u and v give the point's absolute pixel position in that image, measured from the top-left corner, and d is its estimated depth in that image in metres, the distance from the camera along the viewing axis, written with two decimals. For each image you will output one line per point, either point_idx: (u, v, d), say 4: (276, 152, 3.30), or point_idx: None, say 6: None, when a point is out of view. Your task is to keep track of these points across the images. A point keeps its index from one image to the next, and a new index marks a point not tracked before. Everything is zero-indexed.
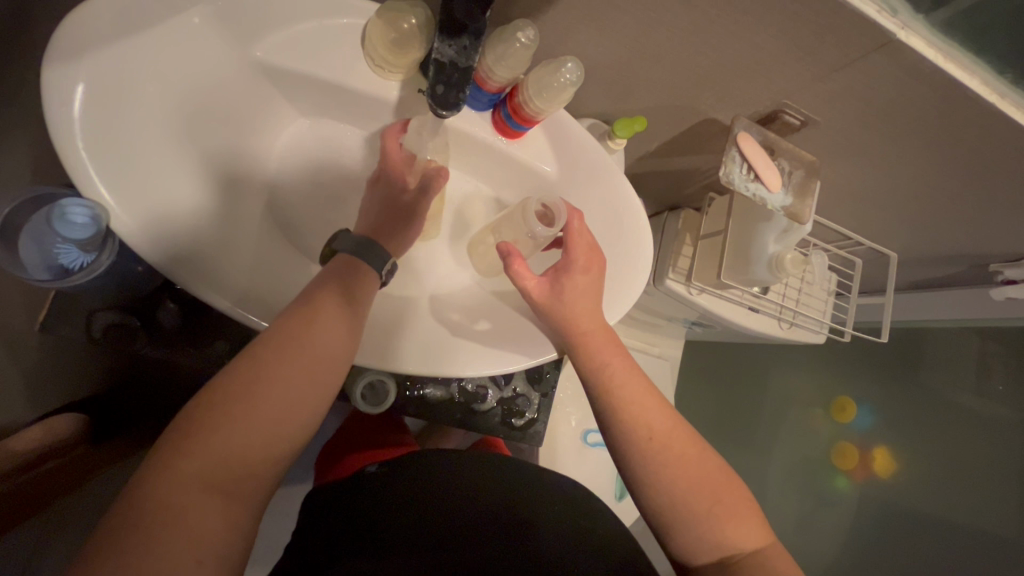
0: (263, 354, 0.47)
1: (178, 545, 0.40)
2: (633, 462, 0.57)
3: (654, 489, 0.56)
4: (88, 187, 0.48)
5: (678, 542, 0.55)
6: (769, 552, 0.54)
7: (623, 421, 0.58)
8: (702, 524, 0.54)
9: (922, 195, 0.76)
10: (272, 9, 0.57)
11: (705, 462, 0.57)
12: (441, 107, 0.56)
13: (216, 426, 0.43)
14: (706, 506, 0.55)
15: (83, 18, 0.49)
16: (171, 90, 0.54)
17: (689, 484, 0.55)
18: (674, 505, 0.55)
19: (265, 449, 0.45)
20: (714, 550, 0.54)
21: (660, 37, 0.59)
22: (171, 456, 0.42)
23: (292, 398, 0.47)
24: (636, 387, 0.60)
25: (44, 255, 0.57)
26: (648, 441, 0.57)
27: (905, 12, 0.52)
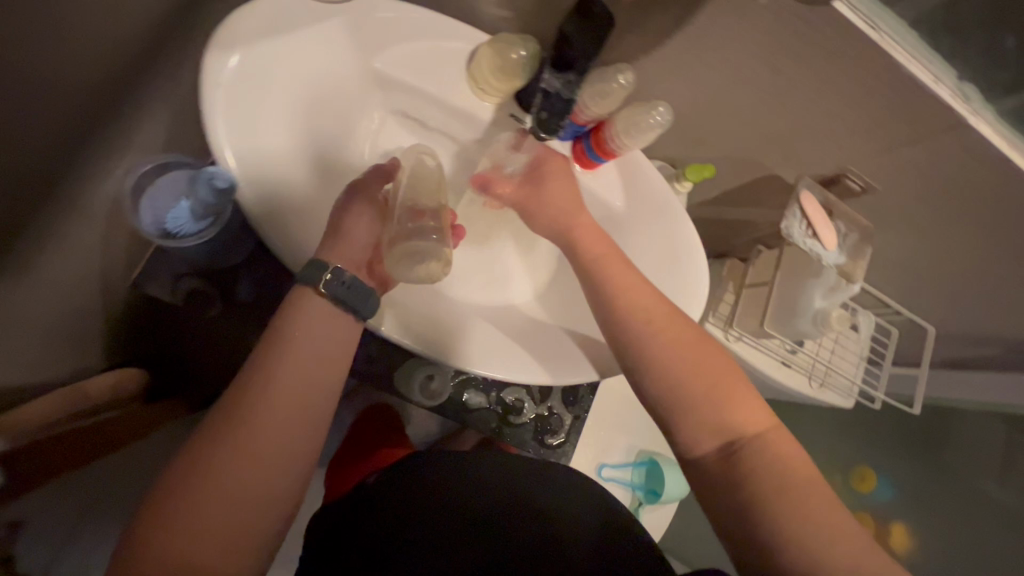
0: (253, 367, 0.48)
1: (206, 538, 0.43)
2: (631, 358, 0.58)
3: (656, 380, 0.57)
4: (222, 158, 0.54)
5: (680, 428, 0.55)
6: (773, 435, 0.53)
7: (625, 331, 0.59)
8: (704, 406, 0.55)
9: (969, 272, 0.78)
10: (397, 28, 0.64)
11: (705, 356, 0.57)
12: (543, 131, 0.66)
13: (234, 430, 0.46)
14: (706, 393, 0.55)
15: (244, 15, 0.56)
16: (301, 86, 0.60)
17: (692, 373, 0.56)
18: (676, 395, 0.56)
19: (271, 450, 0.47)
20: (715, 435, 0.54)
21: (741, 95, 0.64)
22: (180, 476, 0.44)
23: (285, 406, 0.48)
24: (641, 298, 0.59)
25: (154, 218, 0.62)
26: (652, 341, 0.57)
27: (977, 100, 0.56)
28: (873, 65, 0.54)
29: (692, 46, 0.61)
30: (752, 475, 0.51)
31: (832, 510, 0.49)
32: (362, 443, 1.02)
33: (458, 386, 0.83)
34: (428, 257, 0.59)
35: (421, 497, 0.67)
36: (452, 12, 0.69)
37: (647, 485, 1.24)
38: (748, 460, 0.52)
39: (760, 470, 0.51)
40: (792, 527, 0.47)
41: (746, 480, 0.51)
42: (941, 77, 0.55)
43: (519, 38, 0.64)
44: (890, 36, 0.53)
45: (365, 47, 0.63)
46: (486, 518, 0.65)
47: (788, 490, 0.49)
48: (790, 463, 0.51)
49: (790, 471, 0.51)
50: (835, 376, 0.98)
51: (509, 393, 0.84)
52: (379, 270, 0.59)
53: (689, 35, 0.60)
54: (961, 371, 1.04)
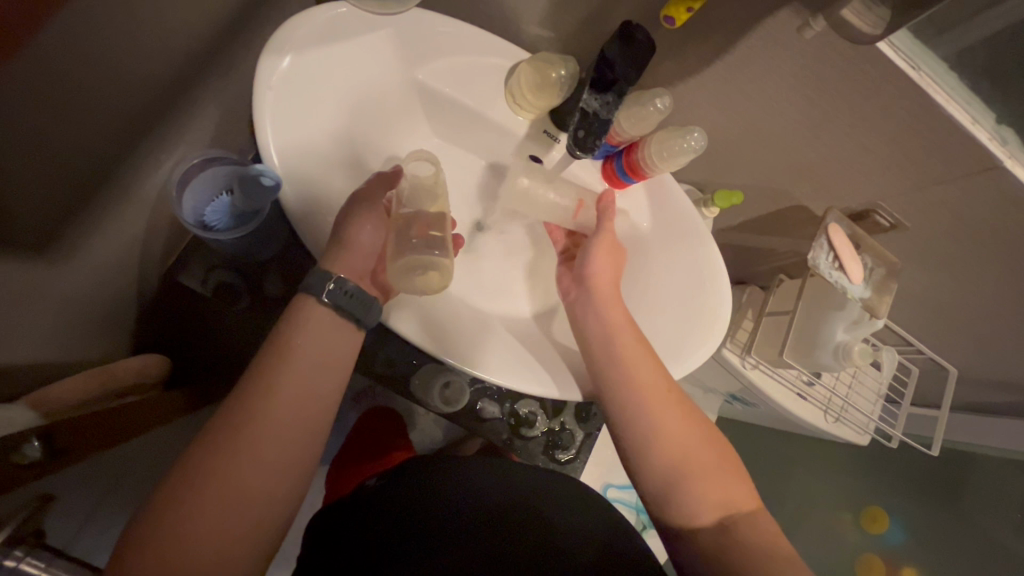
0: (256, 378, 0.50)
1: (208, 543, 0.44)
2: (629, 435, 0.59)
3: (652, 457, 0.58)
4: (267, 155, 0.56)
5: (677, 505, 0.56)
6: (762, 515, 0.56)
7: (626, 403, 0.59)
8: (702, 483, 0.56)
9: (996, 316, 0.77)
10: (442, 41, 0.66)
11: (699, 429, 0.60)
12: (578, 148, 0.66)
13: (237, 437, 0.47)
14: (703, 469, 0.57)
15: (299, 22, 0.58)
16: (345, 92, 0.62)
17: (688, 450, 0.58)
18: (674, 470, 0.57)
19: (273, 457, 0.48)
20: (708, 514, 0.55)
21: (775, 125, 0.65)
22: (181, 478, 0.45)
23: (289, 413, 0.49)
24: (643, 371, 0.60)
25: (195, 209, 0.64)
26: (652, 418, 0.59)
27: (1015, 144, 0.56)
28: (912, 104, 0.55)
29: (731, 75, 0.62)
30: (747, 552, 0.52)
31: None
32: (365, 444, 1.03)
33: (471, 395, 0.84)
34: (430, 268, 0.59)
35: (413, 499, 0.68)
36: (495, 29, 0.71)
37: None
38: (744, 538, 0.53)
39: (755, 548, 0.52)
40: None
41: (742, 557, 0.52)
42: (980, 120, 0.55)
43: (560, 57, 0.66)
44: (931, 76, 0.53)
45: (409, 58, 0.65)
46: (480, 514, 0.66)
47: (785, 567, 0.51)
48: (780, 544, 0.53)
49: (782, 551, 0.53)
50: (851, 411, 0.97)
51: (522, 405, 0.85)
52: (381, 279, 0.61)
53: (727, 64, 0.61)
54: (982, 416, 1.02)
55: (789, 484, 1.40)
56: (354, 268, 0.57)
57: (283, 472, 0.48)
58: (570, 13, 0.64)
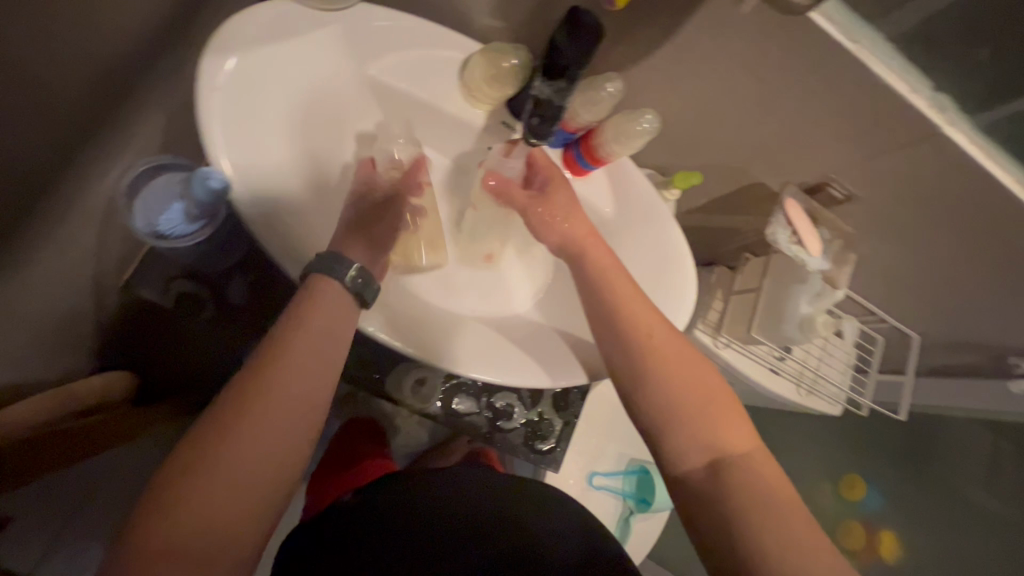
0: (243, 383, 0.46)
1: (191, 529, 0.40)
2: (624, 369, 0.60)
3: (646, 392, 0.58)
4: (216, 159, 0.54)
5: (670, 438, 0.56)
6: (757, 455, 0.55)
7: (620, 343, 0.60)
8: (694, 418, 0.56)
9: (949, 279, 0.80)
10: (392, 36, 0.65)
11: (697, 370, 0.58)
12: (533, 136, 0.68)
13: (238, 414, 0.45)
14: (695, 407, 0.56)
15: (242, 21, 0.57)
16: (295, 90, 0.61)
17: (680, 387, 0.57)
18: (667, 405, 0.57)
19: (271, 442, 0.45)
20: (700, 449, 0.55)
21: (727, 105, 0.66)
22: (161, 493, 0.41)
23: (291, 403, 0.47)
24: (638, 311, 0.61)
25: (147, 218, 0.61)
26: (646, 357, 0.58)
27: (952, 110, 0.58)
28: (852, 75, 0.56)
29: (679, 55, 0.63)
30: (734, 492, 0.52)
31: (809, 532, 0.49)
32: (345, 451, 1.01)
33: (448, 391, 0.84)
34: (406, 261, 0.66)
35: (390, 513, 0.68)
36: (446, 21, 0.71)
37: (638, 494, 1.22)
38: (732, 476, 0.52)
39: (743, 488, 0.52)
40: (773, 545, 0.48)
41: (725, 496, 0.52)
42: (917, 89, 0.57)
43: (511, 46, 0.65)
44: (868, 47, 0.55)
45: (360, 54, 0.65)
46: (461, 525, 0.67)
47: (776, 511, 0.50)
48: (773, 485, 0.52)
49: (773, 493, 0.51)
50: (822, 383, 0.99)
51: (498, 398, 0.85)
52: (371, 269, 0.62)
53: (676, 46, 0.62)
54: (945, 378, 1.06)
55: None
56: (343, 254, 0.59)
57: (271, 483, 0.45)
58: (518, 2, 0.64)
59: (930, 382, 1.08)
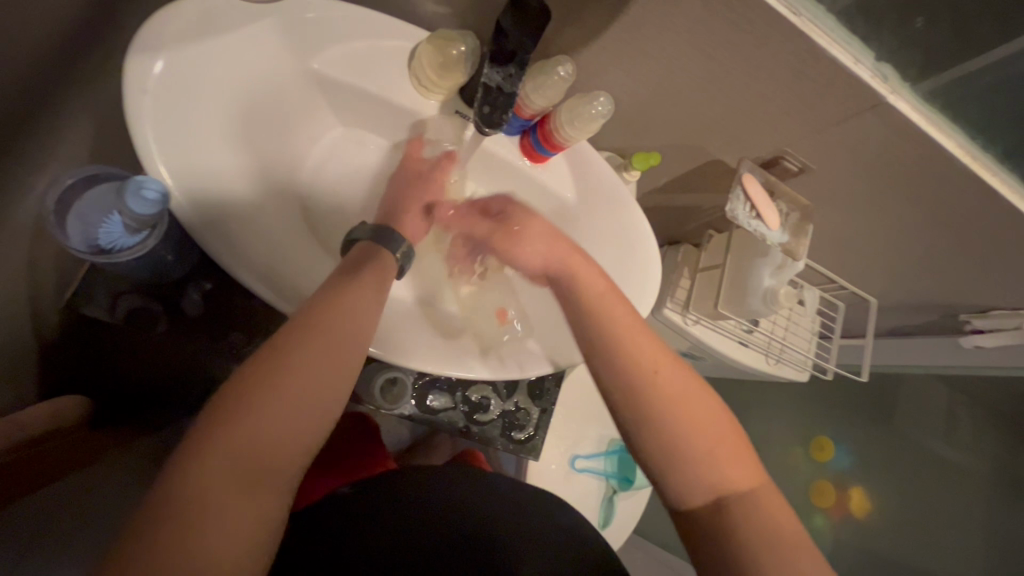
0: (289, 343, 0.48)
1: (243, 435, 0.44)
2: (628, 415, 0.54)
3: (654, 439, 0.53)
4: (153, 166, 0.51)
5: (677, 480, 0.53)
6: (763, 493, 0.53)
7: (626, 387, 0.54)
8: (702, 462, 0.53)
9: (900, 244, 0.83)
10: (334, 27, 0.63)
11: (706, 406, 0.55)
12: (486, 126, 0.64)
13: (303, 347, 0.49)
14: (704, 449, 0.53)
15: (167, 18, 0.53)
16: (235, 89, 0.58)
17: (689, 428, 0.53)
18: (675, 450, 0.53)
19: (326, 379, 0.49)
20: (709, 491, 0.52)
21: (680, 84, 0.66)
22: (208, 438, 0.44)
23: (347, 350, 0.51)
24: (638, 350, 0.55)
25: (84, 233, 0.58)
26: (654, 398, 0.53)
27: (895, 80, 0.60)
28: (798, 49, 0.57)
29: (629, 35, 0.62)
30: (743, 531, 0.50)
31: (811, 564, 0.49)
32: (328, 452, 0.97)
33: (422, 389, 0.83)
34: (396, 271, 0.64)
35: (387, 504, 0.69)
36: (390, 9, 0.68)
37: (620, 473, 1.24)
38: (736, 517, 0.51)
39: (750, 526, 0.50)
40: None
41: (734, 538, 0.50)
42: (860, 60, 0.58)
43: (459, 33, 0.63)
44: (811, 20, 0.55)
45: (301, 48, 0.62)
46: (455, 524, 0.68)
47: (788, 554, 0.49)
48: (779, 521, 0.51)
49: (780, 530, 0.50)
50: (790, 352, 1.01)
51: (473, 391, 0.85)
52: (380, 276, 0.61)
53: (625, 26, 0.61)
54: (903, 339, 1.10)
55: None
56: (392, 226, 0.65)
57: (318, 419, 0.49)
58: None
59: (889, 343, 1.13)
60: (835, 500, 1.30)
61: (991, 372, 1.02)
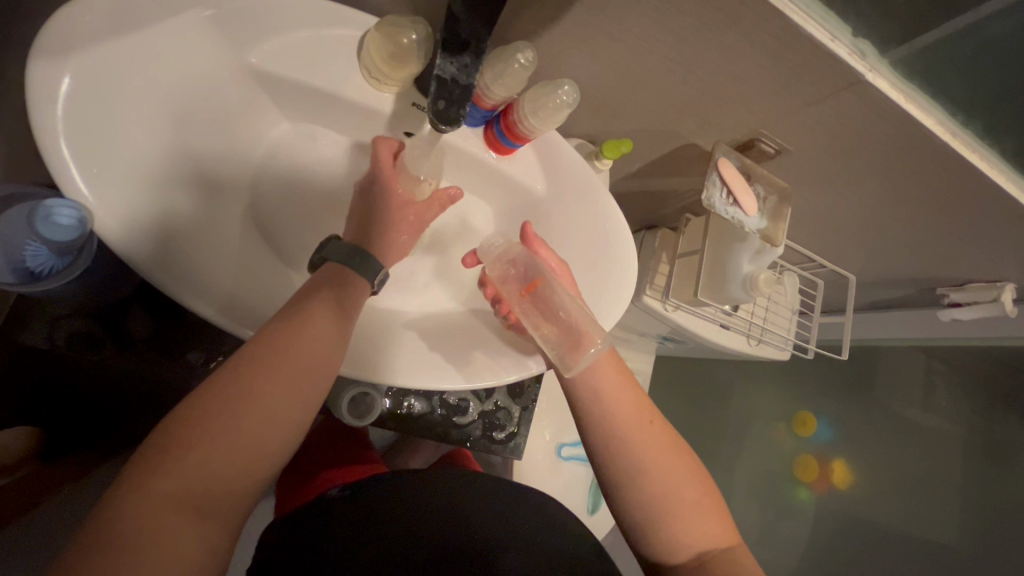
0: (245, 371, 0.45)
1: (172, 487, 0.40)
2: (613, 472, 0.56)
3: (635, 500, 0.55)
4: (71, 187, 0.46)
5: (658, 539, 0.55)
6: (740, 551, 0.55)
7: (614, 441, 0.57)
8: (684, 522, 0.54)
9: (879, 222, 0.81)
10: (271, 17, 0.57)
11: (687, 467, 0.57)
12: (443, 123, 0.58)
13: (246, 389, 0.44)
14: (686, 507, 0.55)
15: (72, 17, 0.47)
16: (161, 92, 0.53)
17: (672, 487, 0.55)
18: (658, 511, 0.54)
19: (269, 424, 0.45)
20: (689, 550, 0.54)
21: (650, 66, 0.62)
22: (149, 476, 0.40)
23: (295, 392, 0.46)
24: (632, 411, 0.58)
25: (8, 258, 0.53)
26: (641, 459, 0.56)
27: (873, 56, 0.57)
28: (772, 27, 0.53)
29: (592, 16, 0.57)
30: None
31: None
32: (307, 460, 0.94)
33: (399, 394, 0.80)
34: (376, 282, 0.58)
35: (379, 509, 0.68)
36: None
37: None
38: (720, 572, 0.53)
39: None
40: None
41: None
42: (837, 36, 0.54)
43: (408, 19, 0.58)
44: None
45: (235, 41, 0.56)
46: (448, 527, 0.67)
47: None
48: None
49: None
50: (770, 333, 1.01)
51: (450, 394, 0.82)
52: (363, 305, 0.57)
53: (589, 7, 0.57)
54: (882, 312, 1.10)
55: (727, 404, 1.48)
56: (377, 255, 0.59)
57: (260, 468, 0.45)
58: None
59: (867, 317, 1.13)
60: (816, 477, 1.34)
61: (967, 343, 1.03)
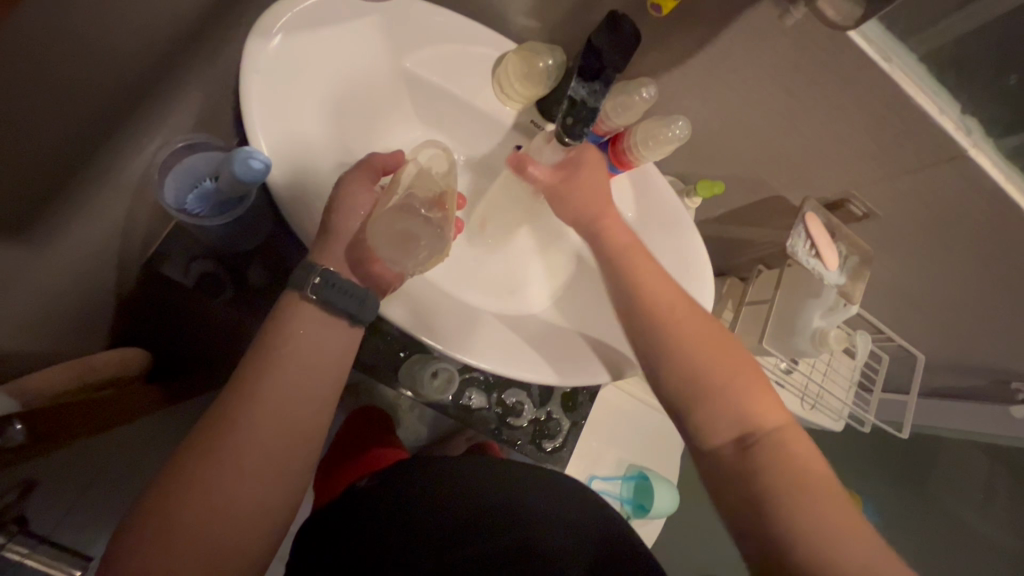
0: (231, 396, 0.49)
1: (211, 466, 0.46)
2: (647, 354, 0.61)
3: (670, 368, 0.59)
4: (255, 140, 0.55)
5: (699, 417, 0.57)
6: (789, 432, 0.55)
7: (646, 322, 0.61)
8: (719, 397, 0.57)
9: (959, 302, 0.81)
10: (431, 29, 0.66)
11: (719, 345, 0.60)
12: (567, 136, 0.66)
13: (264, 373, 0.50)
14: (722, 384, 0.57)
15: (285, 6, 0.57)
16: (333, 76, 0.62)
17: (708, 363, 0.58)
18: (692, 383, 0.58)
19: (288, 402, 0.50)
20: (729, 427, 0.56)
21: (755, 116, 0.67)
22: (192, 458, 0.46)
23: (304, 372, 0.52)
24: (662, 292, 0.62)
25: (176, 197, 0.62)
26: (673, 336, 0.60)
27: (978, 133, 0.60)
28: (886, 93, 0.57)
29: (713, 64, 0.64)
30: (766, 468, 0.52)
31: (845, 504, 0.50)
32: (353, 442, 0.98)
33: (461, 387, 0.85)
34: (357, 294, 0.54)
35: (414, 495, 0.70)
36: (481, 18, 0.71)
37: (636, 499, 1.21)
38: (763, 452, 0.53)
39: (772, 465, 0.52)
40: (809, 527, 0.48)
41: (756, 475, 0.52)
42: (946, 110, 0.58)
43: (546, 48, 0.67)
44: (901, 67, 0.56)
45: (398, 44, 0.65)
46: (481, 512, 0.69)
47: (815, 479, 0.51)
48: (805, 458, 0.53)
49: (808, 468, 0.52)
50: (827, 398, 0.99)
51: (509, 394, 0.86)
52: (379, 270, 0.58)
53: (710, 56, 0.63)
54: (948, 400, 1.07)
55: None
56: (344, 262, 0.55)
57: (289, 443, 0.50)
58: (558, 5, 0.66)
59: (931, 403, 1.10)
60: None
61: None
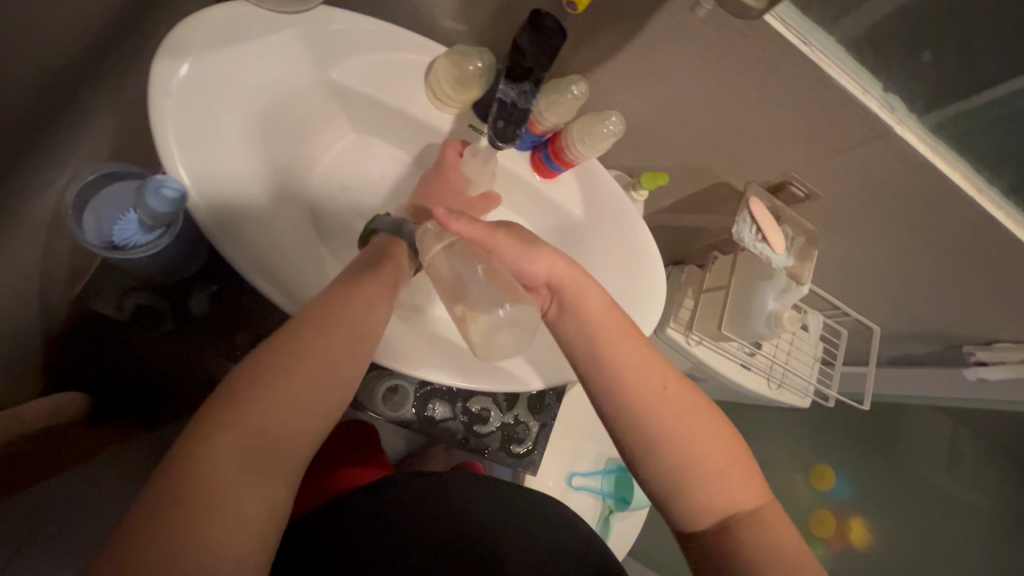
0: (228, 415, 0.40)
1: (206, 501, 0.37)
2: (625, 428, 0.52)
3: (653, 445, 0.51)
4: (173, 167, 0.52)
5: (678, 507, 0.50)
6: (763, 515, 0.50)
7: (627, 408, 0.52)
8: (699, 489, 0.50)
9: (905, 273, 0.83)
10: (356, 38, 0.64)
11: (706, 422, 0.53)
12: (499, 139, 0.68)
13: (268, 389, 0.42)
14: (712, 470, 0.50)
15: (195, 26, 0.55)
16: (257, 94, 0.59)
17: (693, 441, 0.51)
18: (678, 465, 0.50)
19: (292, 424, 0.42)
20: (714, 510, 0.50)
21: (690, 106, 0.67)
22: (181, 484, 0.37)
23: (310, 396, 0.44)
24: (642, 370, 0.53)
25: (99, 231, 0.59)
26: (659, 404, 0.52)
27: (902, 110, 0.61)
28: (809, 76, 0.58)
29: (642, 58, 0.64)
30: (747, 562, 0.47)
31: None
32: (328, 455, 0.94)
33: (425, 397, 0.83)
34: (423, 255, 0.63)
35: (400, 513, 0.68)
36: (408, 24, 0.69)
37: (617, 493, 1.22)
38: (745, 541, 0.48)
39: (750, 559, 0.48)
40: None
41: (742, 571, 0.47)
42: (869, 91, 0.59)
43: (475, 49, 0.65)
44: (822, 52, 0.57)
45: (322, 57, 0.63)
46: (456, 532, 0.67)
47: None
48: (792, 556, 0.48)
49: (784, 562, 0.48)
50: (792, 377, 1.01)
51: (473, 402, 0.85)
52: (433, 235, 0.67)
53: (638, 49, 0.63)
54: (906, 368, 1.09)
55: None
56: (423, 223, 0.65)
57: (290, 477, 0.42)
58: (482, 6, 0.65)
59: (893, 372, 1.12)
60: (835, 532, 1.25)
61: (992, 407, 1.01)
